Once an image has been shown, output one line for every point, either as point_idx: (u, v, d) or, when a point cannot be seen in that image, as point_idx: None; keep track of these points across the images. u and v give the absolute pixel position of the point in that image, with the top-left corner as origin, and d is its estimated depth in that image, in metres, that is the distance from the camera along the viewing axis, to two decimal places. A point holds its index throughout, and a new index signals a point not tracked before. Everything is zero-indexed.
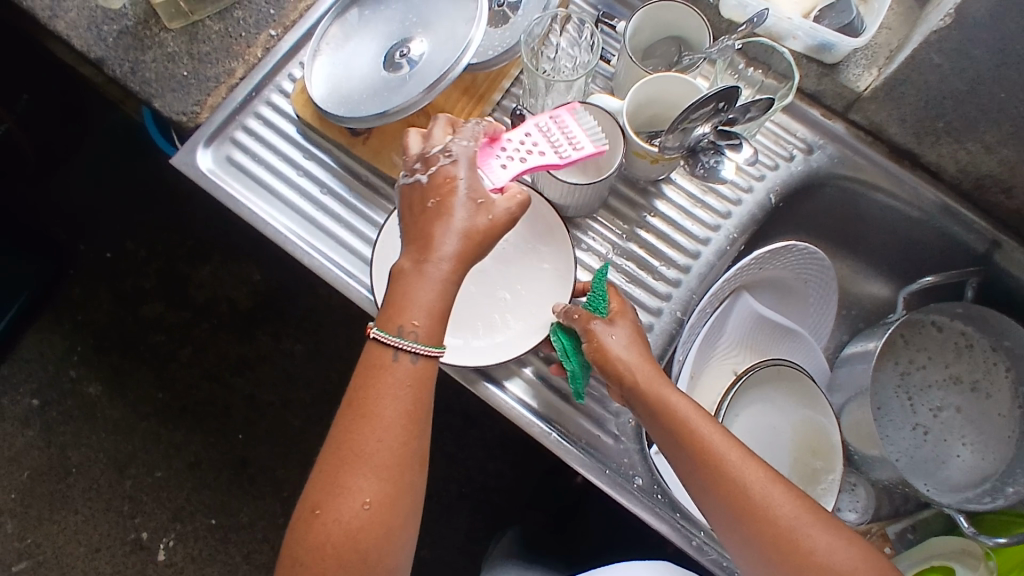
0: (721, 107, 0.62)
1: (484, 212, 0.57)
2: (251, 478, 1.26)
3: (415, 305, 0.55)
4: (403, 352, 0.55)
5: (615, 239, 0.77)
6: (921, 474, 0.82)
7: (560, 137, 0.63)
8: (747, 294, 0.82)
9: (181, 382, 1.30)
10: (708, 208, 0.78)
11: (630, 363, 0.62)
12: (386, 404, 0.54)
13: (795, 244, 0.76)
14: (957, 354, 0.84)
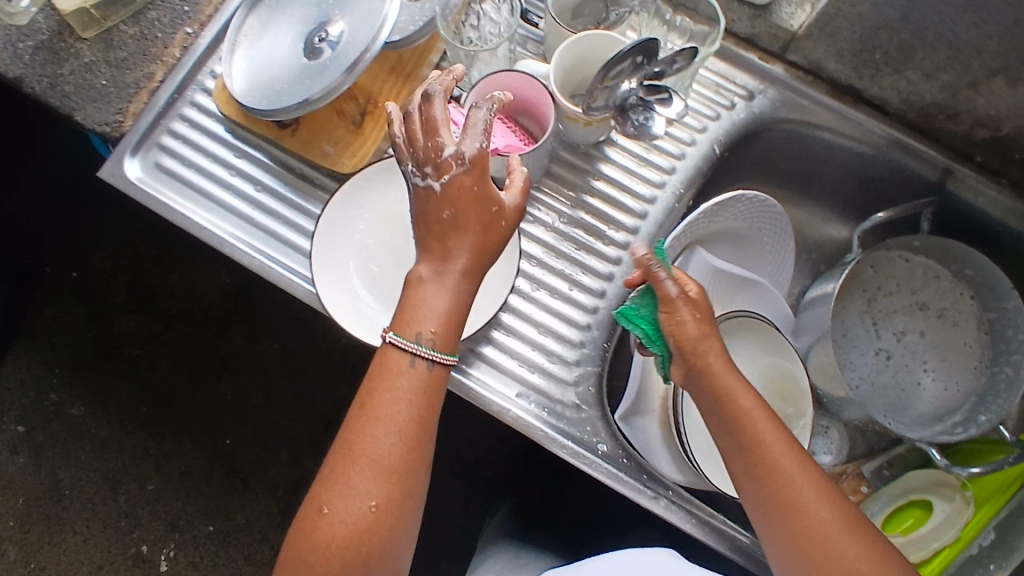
0: (641, 61, 0.60)
1: (493, 218, 0.59)
2: (244, 481, 1.25)
3: (430, 314, 0.57)
4: (419, 358, 0.56)
5: (562, 208, 0.75)
6: (885, 404, 0.82)
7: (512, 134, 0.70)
8: (702, 248, 0.80)
9: (162, 393, 1.29)
10: (652, 166, 0.77)
11: (697, 345, 0.63)
12: (398, 406, 0.55)
13: (743, 193, 0.75)
14: (924, 282, 0.84)
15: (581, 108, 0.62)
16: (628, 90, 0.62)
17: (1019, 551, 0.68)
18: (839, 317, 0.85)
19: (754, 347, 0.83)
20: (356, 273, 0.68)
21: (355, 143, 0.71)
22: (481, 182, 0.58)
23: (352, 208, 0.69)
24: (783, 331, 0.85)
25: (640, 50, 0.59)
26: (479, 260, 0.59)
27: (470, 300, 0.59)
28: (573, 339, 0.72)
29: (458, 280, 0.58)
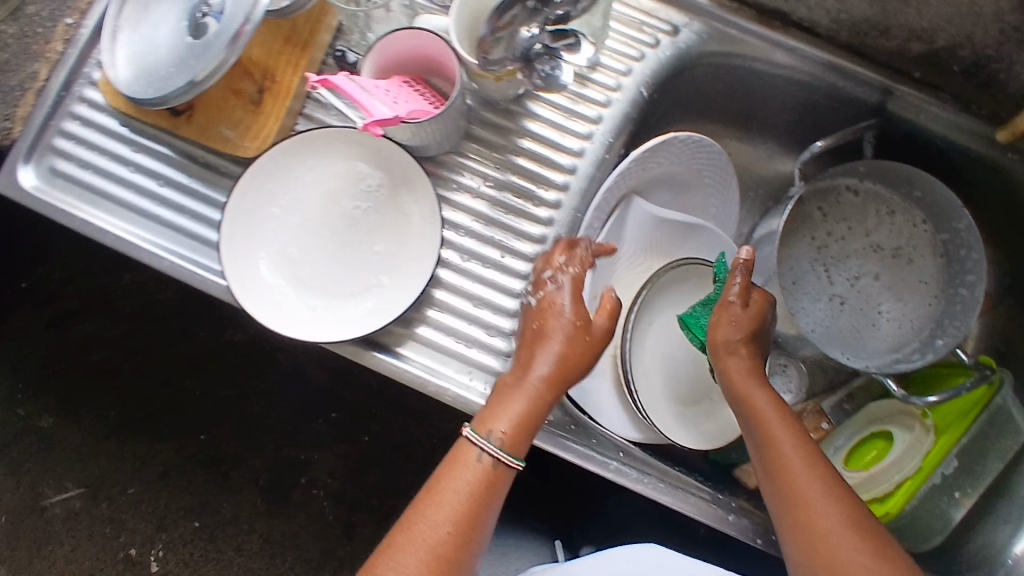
0: (536, 6, 0.54)
1: (583, 333, 0.64)
2: (226, 473, 1.17)
3: (505, 415, 0.60)
4: (486, 453, 0.59)
5: (486, 171, 0.71)
6: (841, 346, 0.79)
7: (411, 95, 0.63)
8: (640, 198, 0.76)
9: (136, 394, 1.19)
10: (580, 117, 0.72)
11: (730, 354, 0.66)
12: (457, 494, 0.57)
13: (674, 136, 0.71)
14: (877, 221, 0.81)
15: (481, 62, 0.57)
16: (531, 37, 0.56)
17: (985, 478, 0.71)
18: (789, 265, 0.82)
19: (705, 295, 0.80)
20: (276, 265, 0.66)
21: (258, 124, 0.67)
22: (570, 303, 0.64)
23: (263, 198, 0.66)
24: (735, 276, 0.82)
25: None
26: (565, 376, 0.63)
27: (549, 407, 0.62)
28: (510, 308, 0.69)
29: (538, 396, 0.61)
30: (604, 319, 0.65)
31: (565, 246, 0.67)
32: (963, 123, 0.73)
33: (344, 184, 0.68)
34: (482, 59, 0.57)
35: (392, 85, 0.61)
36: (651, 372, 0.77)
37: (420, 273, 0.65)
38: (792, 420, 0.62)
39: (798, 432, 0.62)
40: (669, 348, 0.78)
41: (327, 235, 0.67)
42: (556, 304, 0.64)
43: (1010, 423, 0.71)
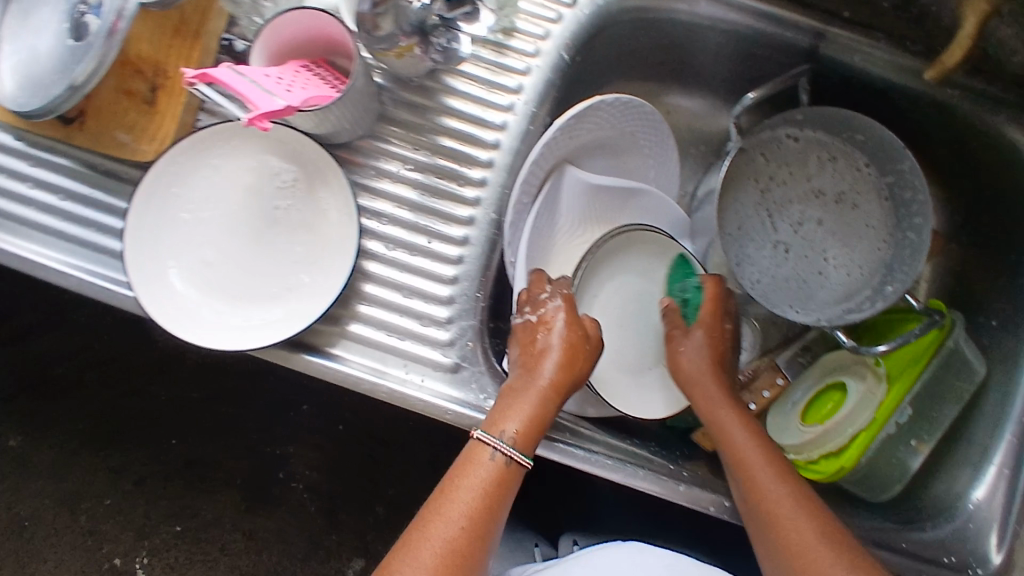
0: None
1: (582, 339, 0.66)
2: (201, 476, 1.09)
3: (515, 414, 0.62)
4: (499, 452, 0.60)
5: (403, 153, 0.67)
6: (787, 297, 0.77)
7: (309, 79, 0.59)
8: (573, 167, 0.73)
9: (103, 403, 1.10)
10: (500, 88, 0.69)
11: (698, 374, 0.70)
12: (470, 492, 0.59)
13: (602, 99, 0.67)
14: (821, 166, 0.79)
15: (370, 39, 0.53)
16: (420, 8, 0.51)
17: (942, 423, 0.71)
18: (732, 210, 0.79)
19: (651, 260, 0.77)
20: (190, 274, 0.62)
21: (153, 125, 0.64)
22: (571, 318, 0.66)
23: (169, 204, 0.63)
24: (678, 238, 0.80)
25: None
26: (567, 380, 0.64)
27: (557, 411, 0.63)
28: (442, 296, 0.67)
29: (546, 392, 0.63)
30: (593, 328, 0.67)
31: (541, 280, 0.67)
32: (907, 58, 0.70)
33: (257, 182, 0.64)
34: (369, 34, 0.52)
35: (286, 73, 0.58)
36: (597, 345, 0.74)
37: (342, 268, 0.62)
38: (755, 432, 0.67)
39: (766, 446, 0.66)
40: (616, 318, 0.76)
41: (240, 237, 0.63)
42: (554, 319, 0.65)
43: (962, 364, 0.71)
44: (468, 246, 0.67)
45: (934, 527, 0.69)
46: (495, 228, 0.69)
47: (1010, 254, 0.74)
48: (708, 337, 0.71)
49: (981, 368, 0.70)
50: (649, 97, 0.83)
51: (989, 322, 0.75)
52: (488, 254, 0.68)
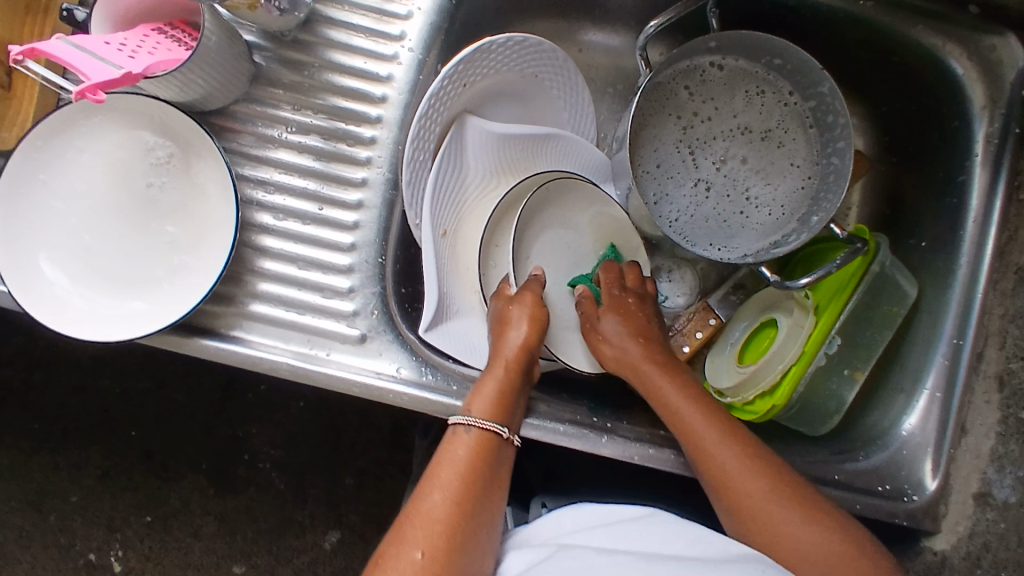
0: None
1: (536, 299, 0.64)
2: (165, 464, 1.01)
3: (477, 394, 0.59)
4: (464, 425, 0.56)
5: (285, 115, 0.63)
6: (707, 234, 0.75)
7: (158, 42, 0.55)
8: (474, 116, 0.68)
9: (49, 402, 1.01)
10: (382, 37, 0.64)
11: (624, 348, 0.66)
12: (445, 468, 0.54)
13: (490, 40, 0.63)
14: (746, 101, 0.75)
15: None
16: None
17: (875, 351, 0.69)
18: (654, 144, 0.75)
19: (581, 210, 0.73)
20: (64, 264, 0.59)
21: (14, 111, 0.59)
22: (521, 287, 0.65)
23: (35, 189, 0.58)
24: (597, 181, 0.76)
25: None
26: (529, 348, 0.62)
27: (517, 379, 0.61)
28: (342, 265, 0.63)
29: (511, 366, 0.61)
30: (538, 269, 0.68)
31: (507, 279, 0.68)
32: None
33: (128, 158, 0.60)
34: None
35: (131, 38, 0.54)
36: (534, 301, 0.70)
37: (225, 243, 0.59)
38: (697, 398, 0.62)
39: (706, 406, 0.61)
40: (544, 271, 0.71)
41: (117, 219, 0.60)
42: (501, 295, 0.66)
43: (893, 287, 0.69)
44: (365, 211, 0.64)
45: (867, 457, 0.67)
46: (391, 187, 0.65)
47: (936, 172, 0.72)
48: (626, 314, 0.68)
49: (914, 290, 0.69)
50: (559, 36, 0.78)
51: (920, 244, 0.72)
52: (389, 216, 0.65)
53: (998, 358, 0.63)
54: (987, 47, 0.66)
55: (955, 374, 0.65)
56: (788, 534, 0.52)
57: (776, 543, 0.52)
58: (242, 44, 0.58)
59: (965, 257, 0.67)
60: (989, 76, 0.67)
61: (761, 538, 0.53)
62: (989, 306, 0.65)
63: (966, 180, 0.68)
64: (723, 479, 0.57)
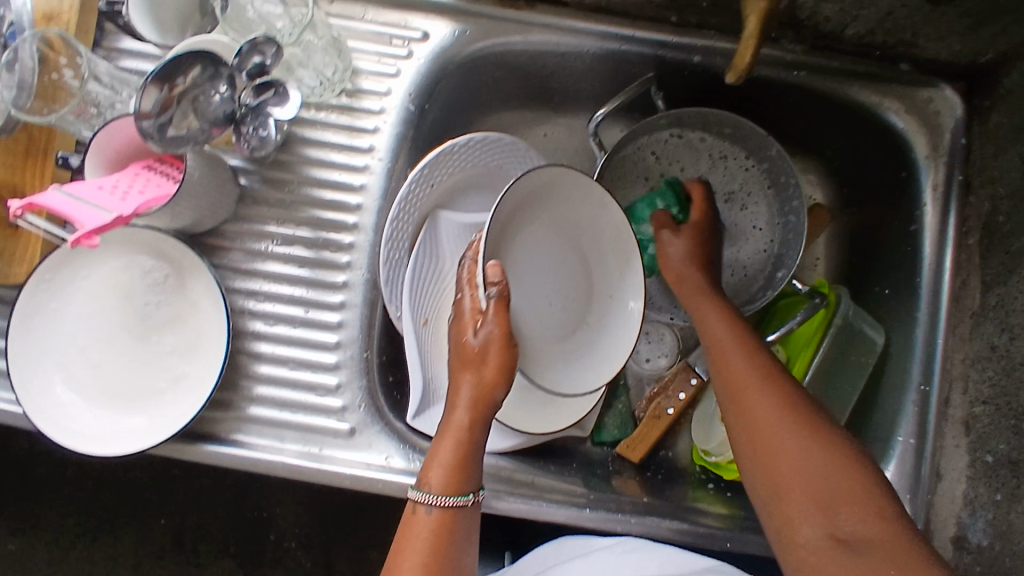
0: (218, 71, 0.54)
1: (505, 337, 0.58)
2: (194, 549, 1.05)
3: (437, 460, 0.59)
4: (429, 505, 0.58)
5: (271, 230, 0.68)
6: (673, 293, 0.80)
7: (150, 179, 0.60)
8: (444, 212, 0.71)
9: (83, 496, 1.05)
10: (350, 150, 0.69)
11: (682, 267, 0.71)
12: (410, 556, 0.57)
13: (451, 145, 0.69)
14: (711, 165, 0.79)
15: (157, 145, 0.52)
16: (221, 101, 0.55)
17: (846, 404, 0.72)
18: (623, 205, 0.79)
19: (556, 206, 0.63)
20: (76, 383, 0.64)
21: (20, 248, 0.65)
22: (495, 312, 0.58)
23: (48, 317, 0.64)
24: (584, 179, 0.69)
25: (192, 63, 0.53)
26: (489, 399, 0.59)
27: (479, 439, 0.59)
28: (329, 363, 0.67)
29: (469, 426, 0.59)
30: (497, 273, 0.56)
31: (465, 282, 0.61)
32: (732, 50, 0.68)
33: (128, 281, 0.65)
34: (154, 145, 0.51)
35: (125, 179, 0.59)
36: (521, 307, 0.63)
37: (217, 355, 0.64)
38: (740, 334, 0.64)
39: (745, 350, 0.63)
40: (533, 287, 0.64)
41: (122, 338, 0.65)
42: (469, 312, 0.60)
43: (861, 338, 0.72)
44: (345, 312, 0.68)
45: None
46: (372, 287, 0.69)
47: (892, 223, 0.74)
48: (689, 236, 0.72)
49: (880, 338, 0.72)
50: (531, 122, 0.81)
51: (883, 291, 0.74)
52: (371, 314, 0.69)
53: (962, 404, 0.66)
54: (925, 99, 0.70)
55: (926, 419, 0.68)
56: (802, 489, 0.53)
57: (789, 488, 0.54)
58: (226, 170, 0.64)
59: (925, 303, 0.69)
60: (931, 128, 0.70)
61: (777, 485, 0.54)
62: (952, 350, 0.68)
63: (918, 229, 0.71)
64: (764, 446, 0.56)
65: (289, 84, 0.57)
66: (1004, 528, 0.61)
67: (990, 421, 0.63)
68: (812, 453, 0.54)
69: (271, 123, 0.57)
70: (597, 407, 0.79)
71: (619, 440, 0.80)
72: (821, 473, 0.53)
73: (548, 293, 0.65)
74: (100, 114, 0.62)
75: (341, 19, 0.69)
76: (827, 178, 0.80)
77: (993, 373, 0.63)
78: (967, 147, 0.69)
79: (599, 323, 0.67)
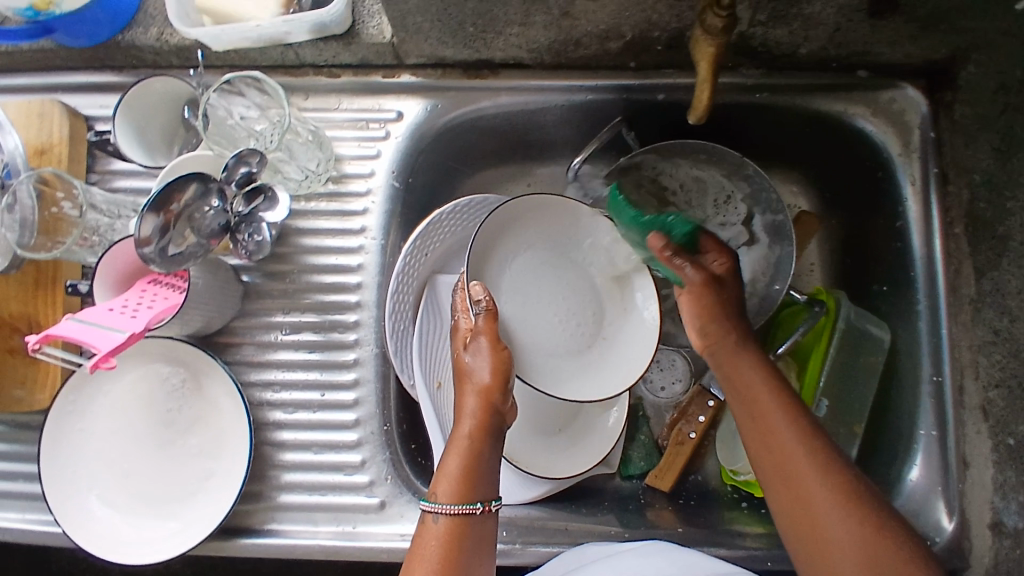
0: (212, 188, 0.57)
1: (493, 344, 0.61)
2: None
3: (444, 475, 0.57)
4: (438, 515, 0.55)
5: (278, 320, 0.70)
6: None
7: (155, 293, 0.62)
8: (442, 276, 0.73)
9: None
10: (342, 233, 0.72)
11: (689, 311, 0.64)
12: (419, 566, 0.54)
13: (437, 215, 0.71)
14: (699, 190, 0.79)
15: (161, 267, 0.54)
16: (215, 214, 0.58)
17: (863, 406, 0.73)
18: None
19: (549, 231, 0.68)
20: (109, 496, 0.66)
21: (41, 375, 0.67)
22: (484, 327, 0.61)
23: (75, 436, 0.66)
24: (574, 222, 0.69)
25: (183, 187, 0.55)
26: (495, 402, 0.60)
27: (488, 450, 0.58)
28: (351, 441, 0.69)
29: (475, 437, 0.59)
30: (480, 290, 0.61)
31: (461, 308, 0.65)
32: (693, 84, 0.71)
33: (150, 390, 0.68)
34: (159, 268, 0.54)
35: (132, 297, 0.61)
36: (532, 327, 0.66)
37: (243, 449, 0.66)
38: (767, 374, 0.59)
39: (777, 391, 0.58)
40: (540, 308, 0.67)
41: (149, 445, 0.67)
42: (467, 333, 0.63)
43: (867, 338, 0.73)
44: (361, 390, 0.70)
45: None
46: (381, 360, 0.71)
47: (879, 219, 0.75)
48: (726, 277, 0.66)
49: (886, 334, 0.73)
50: (516, 175, 0.83)
51: (882, 288, 0.75)
52: (384, 387, 0.71)
53: (977, 390, 0.66)
54: (888, 100, 0.72)
55: (943, 409, 0.68)
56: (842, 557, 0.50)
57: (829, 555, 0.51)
58: (227, 271, 0.67)
59: (923, 295, 0.70)
60: (900, 126, 0.72)
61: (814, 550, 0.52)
62: (957, 339, 0.68)
63: (904, 224, 0.72)
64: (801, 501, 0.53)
65: (278, 190, 0.61)
66: None
67: (1005, 404, 0.63)
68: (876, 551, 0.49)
69: (264, 227, 0.61)
70: (620, 442, 0.79)
71: (647, 471, 0.80)
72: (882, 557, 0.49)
73: (561, 314, 0.67)
74: (102, 240, 0.65)
75: (318, 112, 0.72)
76: (807, 185, 0.82)
77: (1000, 356, 0.63)
78: (937, 139, 0.71)
79: (618, 342, 0.68)
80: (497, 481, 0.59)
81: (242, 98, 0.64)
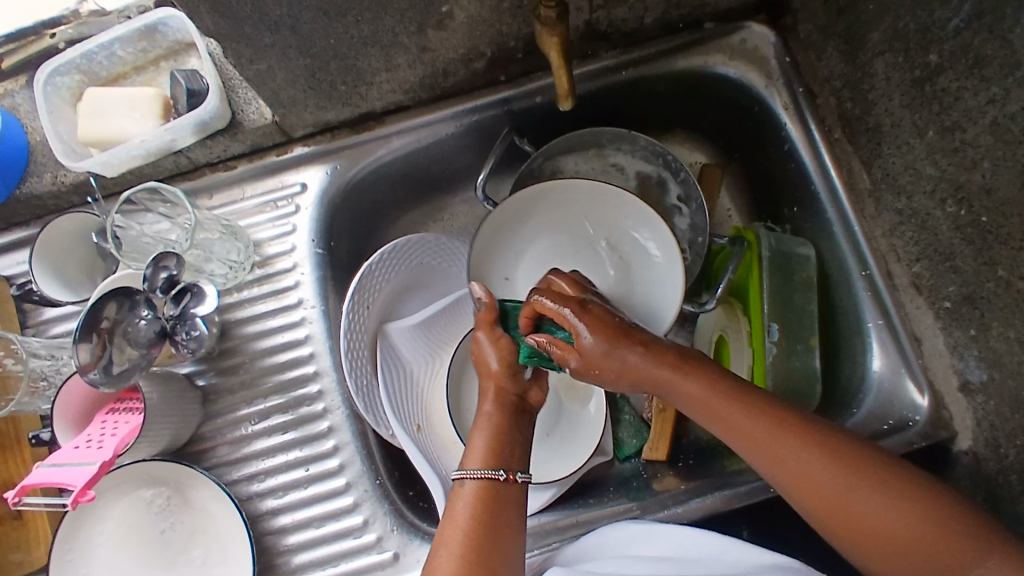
0: (137, 298, 0.59)
1: (491, 333, 0.64)
2: None
3: (472, 450, 0.60)
4: (467, 481, 0.58)
5: (244, 412, 0.71)
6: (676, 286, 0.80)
7: (114, 423, 0.63)
8: (391, 324, 0.74)
9: None
10: (281, 311, 0.73)
11: (619, 360, 0.59)
12: (451, 524, 0.56)
13: (366, 267, 0.71)
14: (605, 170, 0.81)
15: (105, 387, 0.56)
16: (148, 323, 0.59)
17: (812, 321, 0.77)
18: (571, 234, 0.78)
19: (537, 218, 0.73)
20: None
21: (31, 533, 0.67)
22: (485, 322, 0.65)
23: None
24: (552, 193, 0.72)
25: (109, 303, 0.57)
26: (510, 383, 0.63)
27: (513, 429, 0.61)
28: (349, 505, 0.70)
29: (498, 412, 0.62)
30: (480, 290, 0.65)
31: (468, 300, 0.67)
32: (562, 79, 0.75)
33: (137, 518, 0.68)
34: (103, 387, 0.56)
35: (92, 432, 0.62)
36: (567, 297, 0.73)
37: (246, 547, 0.66)
38: (714, 377, 0.58)
39: (740, 394, 0.57)
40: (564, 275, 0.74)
41: (153, 571, 0.67)
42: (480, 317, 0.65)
43: (796, 258, 0.77)
44: (343, 453, 0.71)
45: (860, 406, 0.73)
46: (355, 419, 0.72)
47: (769, 147, 0.79)
48: (586, 321, 0.59)
49: (811, 250, 0.77)
50: (432, 211, 0.85)
51: (794, 209, 0.80)
52: (365, 444, 0.71)
53: (903, 269, 0.70)
54: (740, 41, 0.77)
55: (881, 298, 0.72)
56: (867, 520, 0.51)
57: (858, 528, 0.52)
58: (181, 380, 0.68)
59: (828, 203, 0.75)
60: (758, 61, 0.77)
61: (842, 524, 0.52)
62: (871, 231, 0.73)
63: (792, 145, 0.76)
64: (810, 487, 0.53)
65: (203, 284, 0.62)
66: (989, 358, 0.62)
67: (929, 274, 0.67)
68: (922, 522, 0.50)
69: (199, 321, 0.62)
70: (607, 428, 0.80)
71: (641, 447, 0.82)
72: (898, 513, 0.50)
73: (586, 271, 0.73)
74: (51, 385, 0.66)
75: (226, 206, 0.75)
76: (699, 139, 0.86)
77: (911, 233, 0.67)
78: (793, 62, 0.76)
79: (642, 289, 0.71)
80: (527, 455, 0.61)
81: (150, 214, 0.67)
